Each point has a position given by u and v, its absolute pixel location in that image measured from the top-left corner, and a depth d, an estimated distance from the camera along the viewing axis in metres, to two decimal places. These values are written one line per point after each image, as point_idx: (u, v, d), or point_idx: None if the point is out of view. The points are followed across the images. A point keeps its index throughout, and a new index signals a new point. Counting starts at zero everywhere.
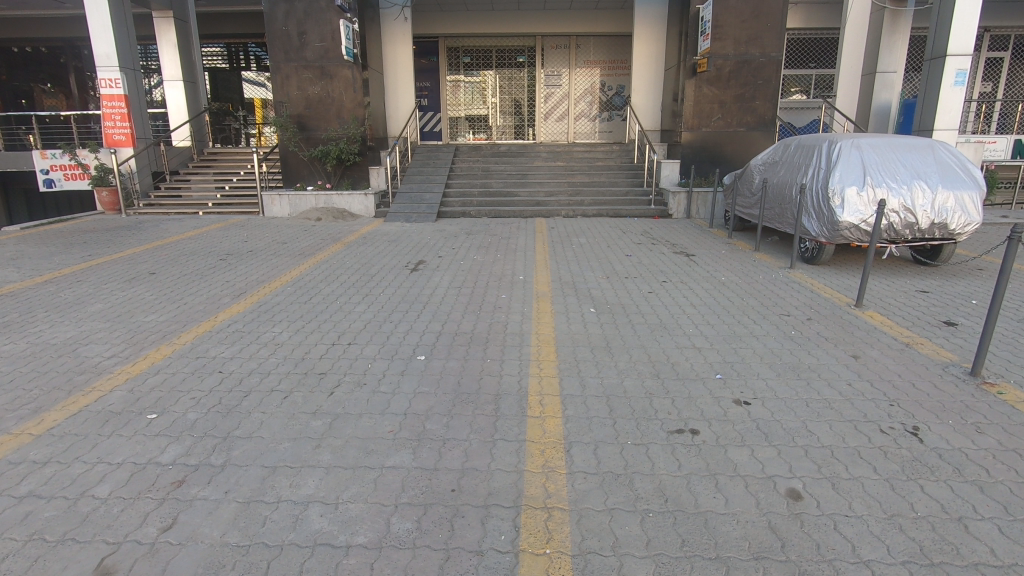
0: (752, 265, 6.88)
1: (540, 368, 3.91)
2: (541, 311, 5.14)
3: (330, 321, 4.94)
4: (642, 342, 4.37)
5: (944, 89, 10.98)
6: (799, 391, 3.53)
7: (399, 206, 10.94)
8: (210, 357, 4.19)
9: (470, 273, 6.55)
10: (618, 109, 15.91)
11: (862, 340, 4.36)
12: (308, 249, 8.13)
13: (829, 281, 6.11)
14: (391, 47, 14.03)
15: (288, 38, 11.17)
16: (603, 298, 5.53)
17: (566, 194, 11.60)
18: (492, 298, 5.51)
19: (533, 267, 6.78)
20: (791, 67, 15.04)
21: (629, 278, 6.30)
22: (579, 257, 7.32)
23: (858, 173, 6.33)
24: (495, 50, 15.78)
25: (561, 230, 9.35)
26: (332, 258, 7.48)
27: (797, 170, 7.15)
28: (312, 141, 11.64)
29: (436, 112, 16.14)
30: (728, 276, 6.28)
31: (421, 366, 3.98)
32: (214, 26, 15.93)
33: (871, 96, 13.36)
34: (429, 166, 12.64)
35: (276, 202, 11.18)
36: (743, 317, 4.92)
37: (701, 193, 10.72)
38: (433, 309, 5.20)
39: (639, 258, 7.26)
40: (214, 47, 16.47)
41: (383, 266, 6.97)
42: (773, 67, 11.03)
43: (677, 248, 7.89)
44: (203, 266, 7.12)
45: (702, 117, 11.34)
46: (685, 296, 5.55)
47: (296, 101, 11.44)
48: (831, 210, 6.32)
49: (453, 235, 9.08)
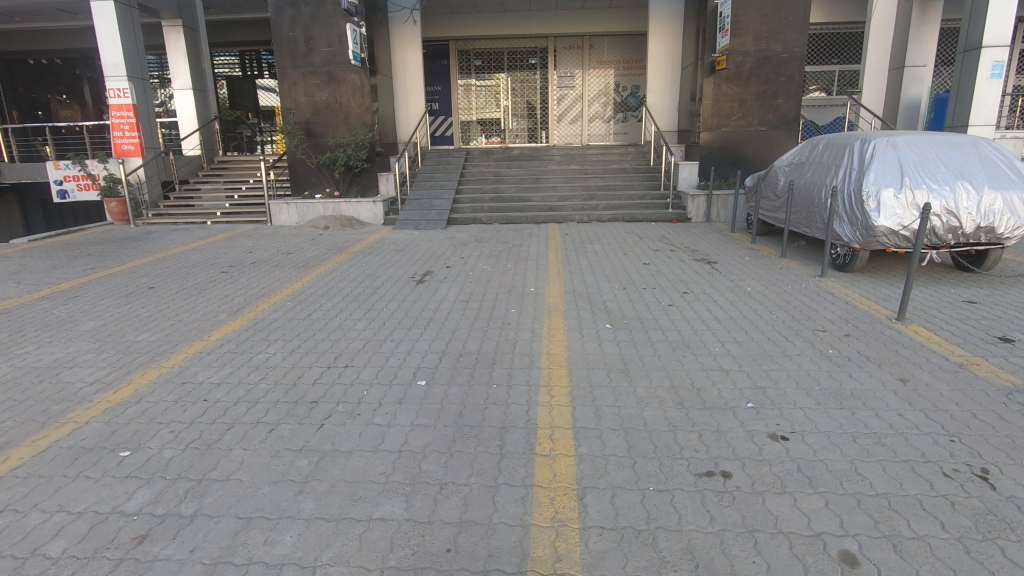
0: (779, 273, 6.43)
1: (551, 395, 3.55)
2: (553, 327, 4.78)
3: (327, 341, 4.63)
4: (663, 364, 3.99)
5: (980, 82, 10.40)
6: (842, 424, 3.13)
7: (408, 214, 10.68)
8: (196, 383, 3.91)
9: (478, 285, 6.22)
10: (633, 110, 15.50)
11: (909, 360, 3.94)
12: (313, 259, 7.89)
13: (864, 291, 5.65)
14: (401, 51, 13.82)
15: (296, 44, 10.99)
16: (619, 312, 5.16)
17: (580, 198, 11.23)
18: (500, 313, 5.17)
19: (544, 277, 6.43)
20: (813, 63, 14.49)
21: (647, 288, 5.92)
22: (594, 266, 6.95)
23: (895, 174, 5.88)
24: (507, 52, 15.48)
25: (575, 237, 8.99)
26: (337, 269, 7.22)
27: (827, 170, 6.71)
28: (320, 147, 11.43)
29: (447, 117, 15.87)
30: (755, 286, 5.86)
31: (420, 393, 3.65)
32: (225, 34, 15.89)
33: (900, 91, 12.76)
34: (439, 172, 12.36)
35: (284, 210, 10.99)
36: (773, 334, 4.51)
37: (721, 195, 10.28)
38: (437, 327, 4.88)
39: (657, 266, 6.86)
40: (229, 58, 16.34)
41: (389, 278, 6.68)
42: (796, 63, 10.56)
43: (697, 255, 7.48)
44: (204, 279, 6.90)
45: (721, 117, 10.89)
46: (708, 309, 5.16)
47: (303, 107, 11.25)
48: (865, 213, 5.87)
49: (463, 243, 8.78)
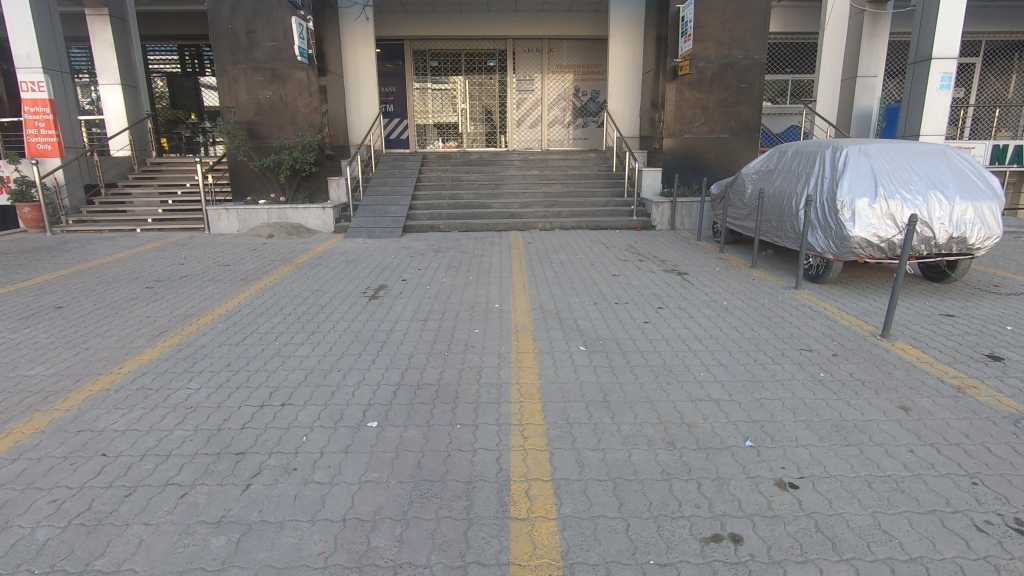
0: (752, 285, 6.18)
1: (525, 438, 3.07)
2: (522, 351, 4.32)
3: (262, 372, 4.01)
4: (646, 394, 3.58)
5: (930, 93, 10.61)
6: (853, 465, 2.78)
7: (361, 221, 10.01)
8: (96, 431, 3.22)
9: (437, 301, 5.69)
10: (593, 115, 15.29)
11: (905, 384, 3.67)
12: (253, 272, 7.17)
13: (842, 304, 5.43)
14: (353, 48, 13.11)
15: (236, 37, 10.17)
16: (592, 331, 4.74)
17: (542, 204, 10.84)
18: (463, 335, 4.67)
19: (509, 292, 5.96)
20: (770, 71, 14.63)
21: (619, 303, 5.53)
22: (561, 279, 6.53)
23: (868, 183, 5.72)
24: (464, 53, 14.99)
25: (538, 246, 8.58)
26: (280, 283, 6.54)
27: (798, 178, 6.53)
28: (263, 150, 10.63)
29: (402, 119, 15.22)
30: (731, 300, 5.57)
31: (371, 438, 3.10)
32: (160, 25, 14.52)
33: (852, 101, 13.01)
34: (394, 176, 11.72)
35: (223, 217, 10.11)
36: (758, 356, 4.18)
37: (686, 203, 10.10)
38: (391, 353, 4.33)
39: (627, 278, 6.51)
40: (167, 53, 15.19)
41: (338, 293, 6.06)
42: (757, 71, 10.52)
43: (667, 265, 7.18)
44: (125, 297, 6.10)
45: (684, 123, 10.74)
46: (687, 327, 4.81)
47: (245, 105, 10.42)
48: (840, 223, 5.69)
49: (420, 253, 8.21)
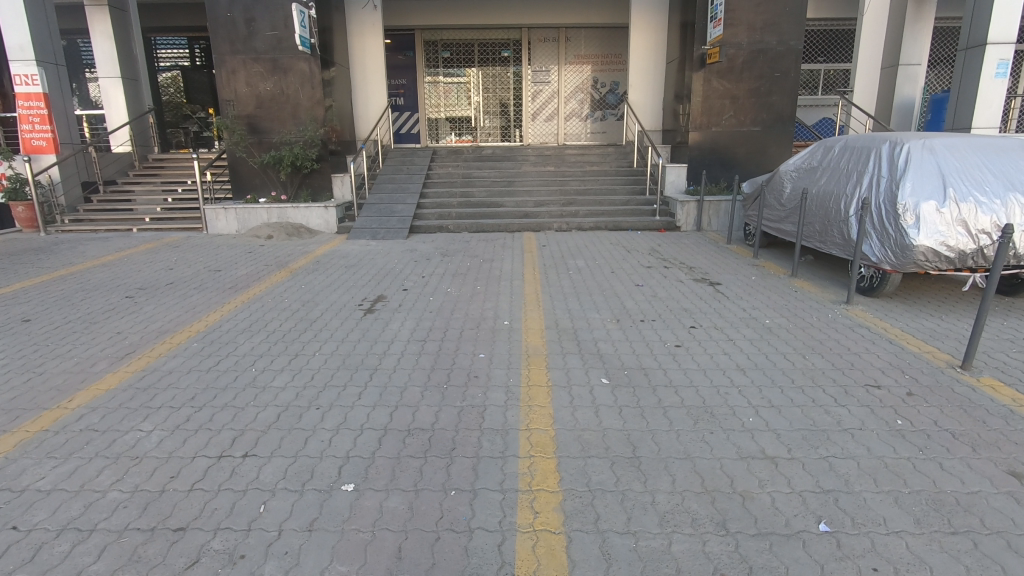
0: (796, 298, 5.46)
1: (534, 514, 2.43)
2: (534, 384, 3.68)
3: (229, 409, 3.43)
4: (684, 448, 2.92)
5: (984, 82, 9.69)
6: (969, 568, 2.10)
7: (365, 220, 9.43)
8: (15, 492, 2.66)
9: (440, 317, 5.06)
10: (612, 108, 14.53)
11: (1007, 438, 2.96)
12: (244, 279, 6.60)
13: (904, 324, 4.70)
14: (360, 38, 12.49)
15: (234, 26, 9.62)
16: (615, 358, 4.08)
17: (558, 203, 10.15)
18: (465, 362, 4.04)
19: (520, 306, 5.31)
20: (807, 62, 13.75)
21: (645, 321, 4.86)
22: (578, 290, 5.86)
23: (935, 183, 4.98)
24: (477, 43, 14.33)
25: (554, 249, 7.91)
26: (270, 292, 5.97)
27: (848, 178, 5.79)
28: (264, 145, 10.09)
29: (413, 112, 14.59)
30: (775, 319, 4.86)
31: (344, 508, 2.50)
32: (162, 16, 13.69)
33: (893, 90, 12.09)
34: (402, 172, 11.12)
35: (221, 217, 9.59)
36: (817, 394, 3.49)
37: (713, 202, 9.35)
38: (380, 385, 3.71)
39: (653, 289, 5.83)
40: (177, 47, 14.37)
41: (329, 306, 5.45)
42: (792, 58, 9.71)
43: (696, 273, 6.47)
44: (99, 308, 5.56)
45: (711, 116, 9.96)
46: (725, 354, 4.13)
47: (245, 98, 9.88)
48: (901, 230, 4.96)
49: (425, 258, 7.59)
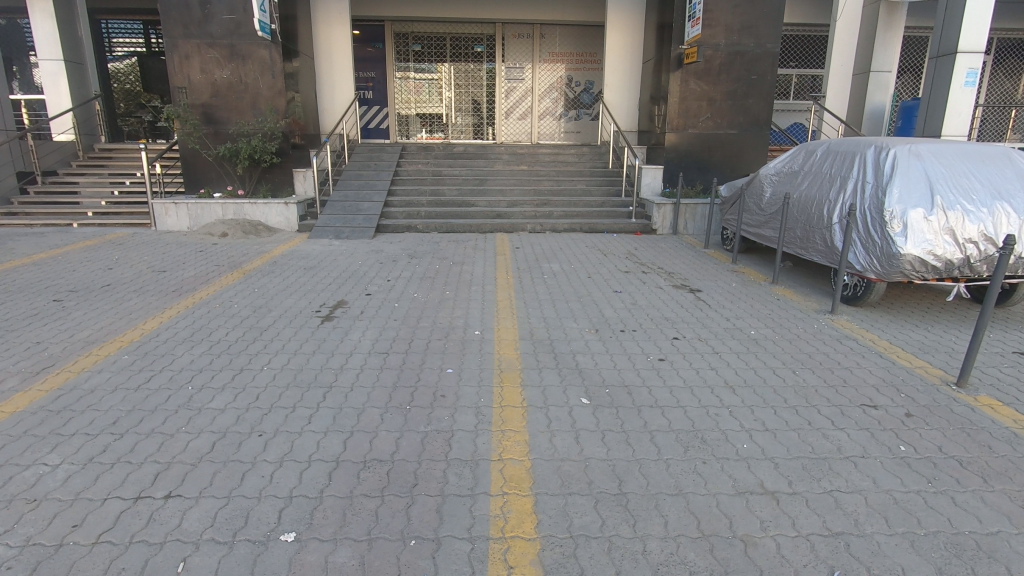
0: (779, 307, 5.26)
1: (508, 569, 2.08)
2: (508, 405, 3.32)
3: (156, 437, 2.96)
4: (676, 481, 2.61)
5: (954, 91, 9.77)
6: None
7: (329, 219, 8.92)
8: None
9: (404, 326, 4.65)
10: (586, 107, 14.29)
11: (1018, 468, 2.74)
12: (191, 280, 6.05)
13: (892, 336, 4.52)
14: (326, 27, 11.90)
15: (188, 9, 8.97)
16: (595, 374, 3.76)
17: (532, 204, 9.83)
18: (432, 379, 3.65)
19: (492, 314, 4.95)
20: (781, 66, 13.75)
21: (626, 331, 4.57)
22: (554, 296, 5.53)
23: (922, 190, 4.83)
24: (449, 37, 13.89)
25: (528, 252, 7.59)
26: (219, 297, 5.44)
27: (832, 183, 5.62)
28: (220, 136, 9.46)
29: (382, 107, 14.06)
30: (762, 330, 4.63)
31: (281, 565, 2.09)
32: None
33: (864, 97, 12.19)
34: (369, 168, 10.62)
35: (172, 212, 8.93)
36: (812, 416, 3.23)
37: (690, 205, 9.17)
38: (334, 407, 3.29)
39: (632, 296, 5.55)
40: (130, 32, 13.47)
41: (284, 313, 4.97)
42: (769, 61, 9.61)
43: (675, 280, 6.23)
44: (20, 313, 4.96)
45: (688, 117, 9.79)
46: (712, 369, 3.86)
47: (199, 86, 9.24)
48: (888, 237, 4.78)
49: (391, 259, 7.16)
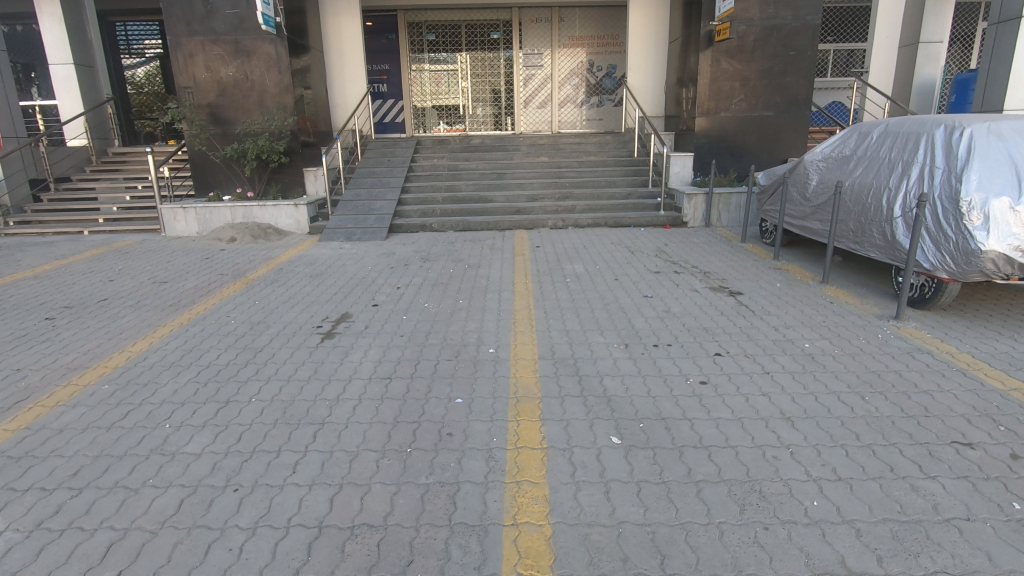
0: (833, 313, 4.64)
1: None
2: (525, 447, 2.83)
3: (118, 493, 2.56)
4: (735, 557, 2.09)
5: (1017, 59, 8.84)
6: None
7: (340, 219, 8.53)
8: None
9: (410, 345, 4.19)
10: (609, 93, 13.61)
11: None
12: (190, 292, 5.71)
13: (973, 348, 3.88)
14: (336, 18, 11.42)
15: (191, 5, 8.63)
16: (626, 404, 3.24)
17: (553, 197, 9.29)
18: (437, 413, 3.19)
19: (508, 328, 4.46)
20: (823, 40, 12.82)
21: (660, 346, 4.03)
22: (577, 304, 5.01)
23: (1006, 175, 4.17)
24: (464, 25, 13.34)
25: (550, 251, 7.07)
26: (216, 312, 5.07)
27: (894, 168, 4.96)
28: (228, 136, 9.14)
29: (396, 100, 13.61)
30: (816, 343, 4.04)
31: None
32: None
33: (912, 71, 11.24)
34: (382, 164, 10.20)
35: (180, 217, 8.65)
36: (895, 459, 2.67)
37: (723, 194, 8.50)
38: (324, 451, 2.86)
39: (665, 302, 5.00)
40: (148, 35, 13.11)
41: (282, 330, 4.57)
42: (808, 35, 8.83)
43: (712, 281, 5.64)
44: (8, 335, 4.66)
45: (720, 99, 9.08)
46: (763, 395, 3.32)
47: (204, 85, 8.92)
48: (967, 231, 4.12)
49: (402, 263, 6.71)
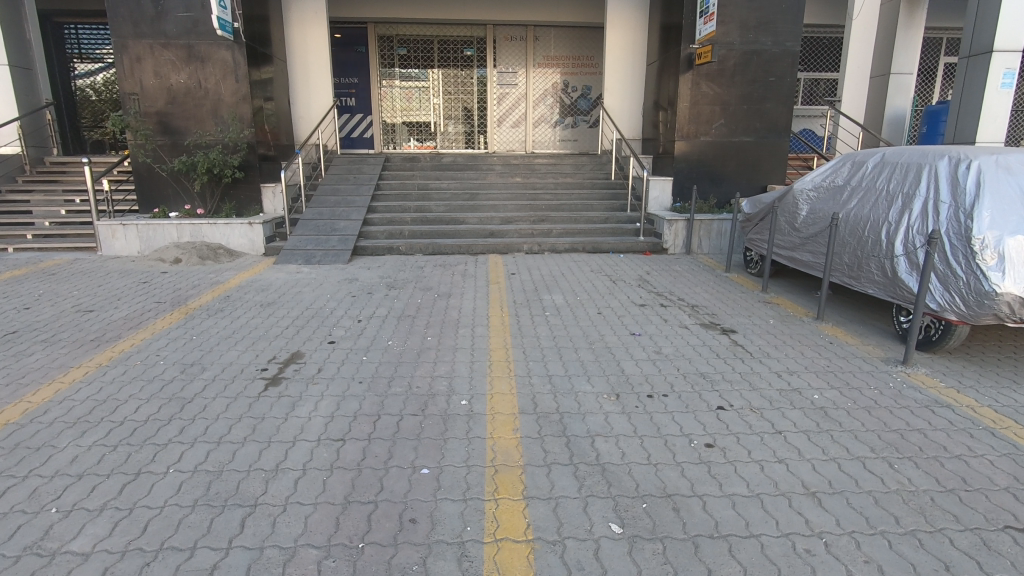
0: (837, 356, 4.27)
1: None
2: (507, 544, 2.28)
3: None
4: None
5: (989, 93, 8.90)
6: None
7: (299, 240, 7.90)
8: None
9: (369, 394, 3.61)
10: (584, 114, 13.38)
11: None
12: (118, 324, 4.99)
13: (993, 401, 3.55)
14: (301, 28, 10.79)
15: (139, 6, 7.95)
16: (624, 476, 2.73)
17: (528, 220, 8.87)
18: (399, 490, 2.62)
19: (483, 373, 3.92)
20: (804, 67, 12.91)
21: (656, 398, 3.56)
22: (559, 343, 4.53)
23: (1018, 213, 3.91)
24: (437, 41, 12.95)
25: (526, 279, 6.60)
26: (144, 349, 4.38)
27: (894, 201, 4.68)
28: (177, 148, 8.42)
29: (365, 115, 13.07)
30: (826, 394, 3.63)
31: None
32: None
33: (884, 101, 11.33)
34: (347, 181, 9.62)
35: (119, 234, 7.84)
36: (949, 553, 2.23)
37: (704, 221, 8.22)
38: (251, 547, 2.26)
39: (655, 342, 4.56)
40: (105, 41, 12.31)
41: (219, 373, 3.93)
42: (788, 61, 8.72)
43: (702, 316, 5.24)
44: None
45: (700, 123, 8.85)
46: (779, 462, 2.87)
47: (153, 92, 8.22)
48: (981, 271, 3.82)
49: (365, 291, 6.13)
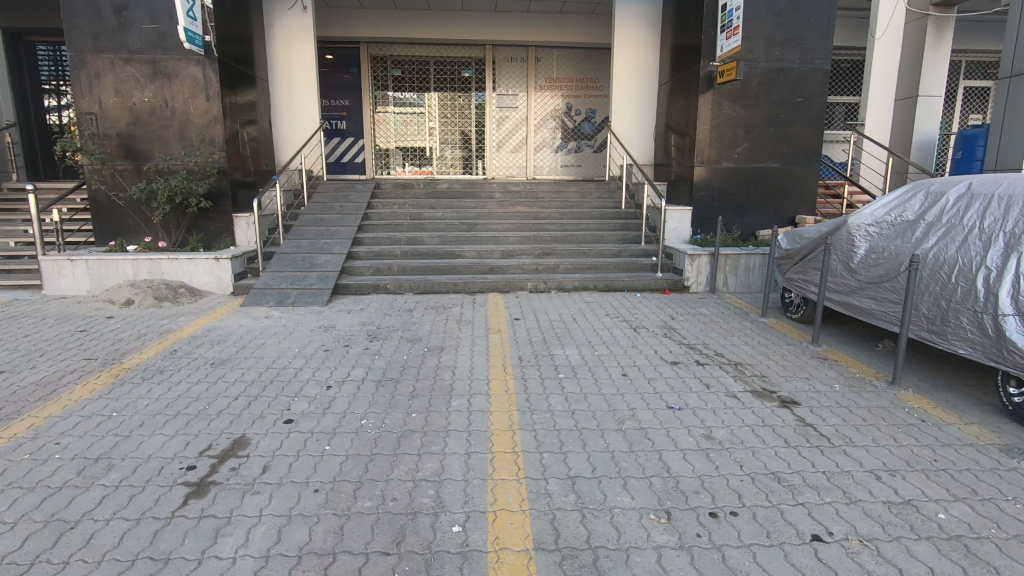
0: (943, 445, 3.29)
1: None
2: None
3: None
4: None
5: None
6: None
7: (273, 277, 6.96)
8: None
9: (325, 514, 2.60)
10: (588, 138, 12.61)
11: None
12: (22, 394, 3.96)
13: None
14: (284, 45, 9.99)
15: (99, 16, 7.14)
16: None
17: (531, 253, 7.95)
18: None
19: (483, 475, 2.92)
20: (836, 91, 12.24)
21: (725, 524, 2.54)
22: (580, 423, 3.54)
23: None
24: (433, 62, 12.23)
25: (533, 326, 5.67)
26: (42, 434, 3.36)
27: (999, 244, 3.73)
28: (139, 172, 7.52)
29: (356, 139, 12.28)
30: (954, 513, 2.64)
31: None
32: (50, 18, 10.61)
33: (912, 124, 10.54)
34: (332, 208, 8.72)
35: (66, 271, 6.87)
36: None
37: (730, 256, 7.31)
38: None
39: (702, 421, 3.58)
40: None
41: (128, 476, 2.91)
42: (816, 81, 7.94)
43: (751, 380, 4.26)
44: None
45: (722, 147, 8.01)
46: None
47: (113, 112, 7.36)
48: None
49: (342, 343, 5.14)
